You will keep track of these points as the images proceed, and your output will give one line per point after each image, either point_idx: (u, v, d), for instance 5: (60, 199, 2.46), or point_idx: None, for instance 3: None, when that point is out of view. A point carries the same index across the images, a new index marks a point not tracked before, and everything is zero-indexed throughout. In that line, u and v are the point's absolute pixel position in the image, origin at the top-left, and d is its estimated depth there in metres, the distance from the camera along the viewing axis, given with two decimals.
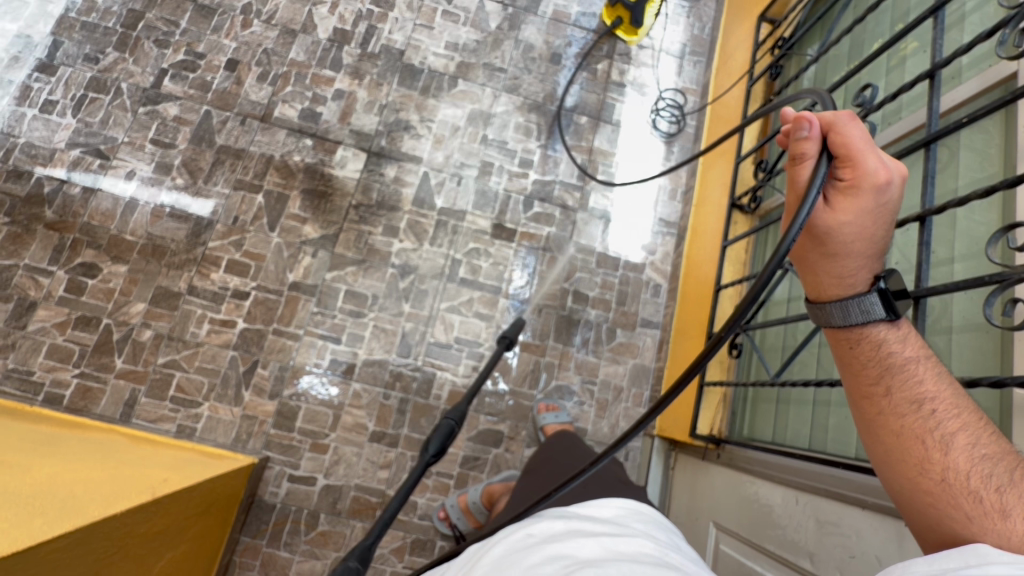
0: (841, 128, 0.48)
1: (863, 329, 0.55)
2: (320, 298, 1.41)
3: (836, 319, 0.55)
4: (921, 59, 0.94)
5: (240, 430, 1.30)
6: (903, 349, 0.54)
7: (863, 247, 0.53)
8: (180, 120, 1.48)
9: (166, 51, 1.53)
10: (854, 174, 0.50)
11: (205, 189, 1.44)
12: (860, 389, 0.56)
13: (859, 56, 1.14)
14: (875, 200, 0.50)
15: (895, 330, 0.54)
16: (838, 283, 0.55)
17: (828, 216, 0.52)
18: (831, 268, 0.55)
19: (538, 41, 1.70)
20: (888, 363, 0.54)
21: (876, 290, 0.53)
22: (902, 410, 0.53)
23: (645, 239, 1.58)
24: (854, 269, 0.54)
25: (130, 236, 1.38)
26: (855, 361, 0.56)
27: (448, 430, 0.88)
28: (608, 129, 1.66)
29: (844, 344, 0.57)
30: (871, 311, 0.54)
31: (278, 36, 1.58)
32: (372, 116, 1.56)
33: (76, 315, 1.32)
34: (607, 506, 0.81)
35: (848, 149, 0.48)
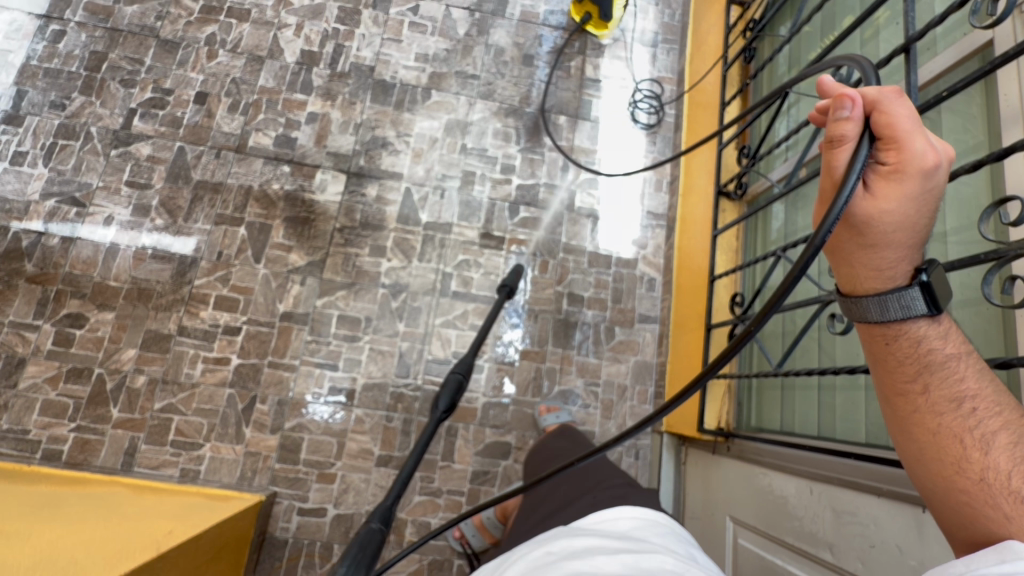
0: (886, 106, 0.41)
1: (903, 325, 0.50)
2: (313, 325, 1.39)
3: (873, 314, 0.50)
4: (894, 30, 0.92)
5: (245, 468, 1.28)
6: (944, 346, 0.50)
7: (905, 236, 0.47)
8: (154, 159, 1.46)
9: (133, 90, 1.50)
10: (898, 158, 0.43)
11: (185, 227, 1.42)
12: (893, 386, 0.53)
13: (833, 32, 1.12)
14: (920, 186, 0.44)
15: (936, 326, 0.50)
16: (876, 276, 0.49)
17: (867, 204, 0.45)
18: (867, 260, 0.49)
19: (508, 44, 1.68)
20: (928, 359, 0.50)
21: (918, 283, 0.47)
22: (940, 409, 0.50)
23: (635, 233, 1.56)
24: (894, 260, 0.48)
25: (114, 282, 1.36)
26: (889, 357, 0.52)
27: (456, 385, 0.94)
28: (587, 126, 1.64)
29: (879, 340, 0.52)
30: (912, 307, 0.48)
31: (245, 64, 1.56)
32: (348, 136, 1.54)
33: (67, 367, 1.30)
34: (622, 520, 0.79)
35: (892, 130, 0.42)
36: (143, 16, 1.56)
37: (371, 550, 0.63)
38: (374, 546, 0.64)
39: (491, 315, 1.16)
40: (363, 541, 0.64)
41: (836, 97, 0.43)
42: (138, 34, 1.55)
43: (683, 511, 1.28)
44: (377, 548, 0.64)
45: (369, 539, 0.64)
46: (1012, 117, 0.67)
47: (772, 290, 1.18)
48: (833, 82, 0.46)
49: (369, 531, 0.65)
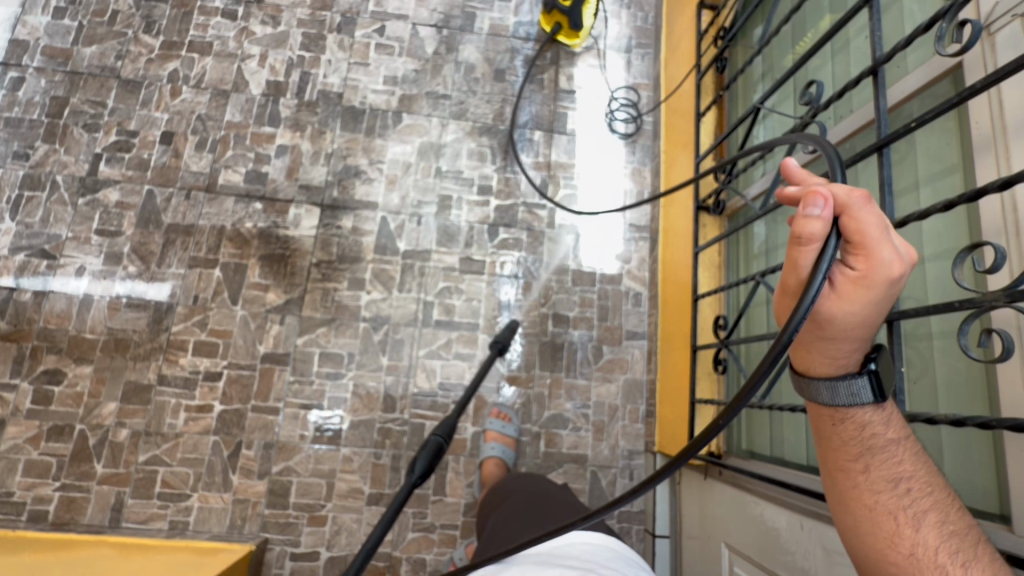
0: (856, 210, 0.42)
1: (849, 410, 0.52)
2: (295, 365, 1.37)
3: (824, 398, 0.53)
4: (864, 45, 0.89)
5: (234, 516, 1.27)
6: (885, 431, 0.52)
7: (862, 333, 0.48)
8: (123, 205, 1.43)
9: (97, 134, 1.47)
10: (866, 265, 0.44)
11: (159, 272, 1.39)
12: (836, 462, 0.54)
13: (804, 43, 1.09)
14: (883, 291, 0.45)
15: (880, 411, 0.52)
16: (829, 363, 0.52)
17: (833, 303, 0.46)
18: (825, 350, 0.51)
19: (479, 59, 1.63)
20: (869, 443, 0.52)
21: (868, 372, 0.50)
22: (877, 487, 0.52)
23: (618, 248, 1.53)
24: (848, 352, 0.50)
25: (90, 334, 1.34)
26: (834, 436, 0.54)
27: (434, 447, 0.84)
28: (563, 139, 1.60)
29: (826, 420, 0.54)
30: (859, 395, 0.51)
31: (210, 100, 1.53)
32: (320, 167, 1.50)
33: (48, 426, 1.28)
34: (587, 542, 0.74)
35: (861, 237, 0.43)
36: (102, 57, 1.52)
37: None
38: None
39: (485, 368, 1.14)
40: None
41: (808, 193, 0.43)
42: (99, 76, 1.51)
43: (680, 532, 1.26)
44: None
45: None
46: (984, 141, 0.64)
47: (756, 313, 1.11)
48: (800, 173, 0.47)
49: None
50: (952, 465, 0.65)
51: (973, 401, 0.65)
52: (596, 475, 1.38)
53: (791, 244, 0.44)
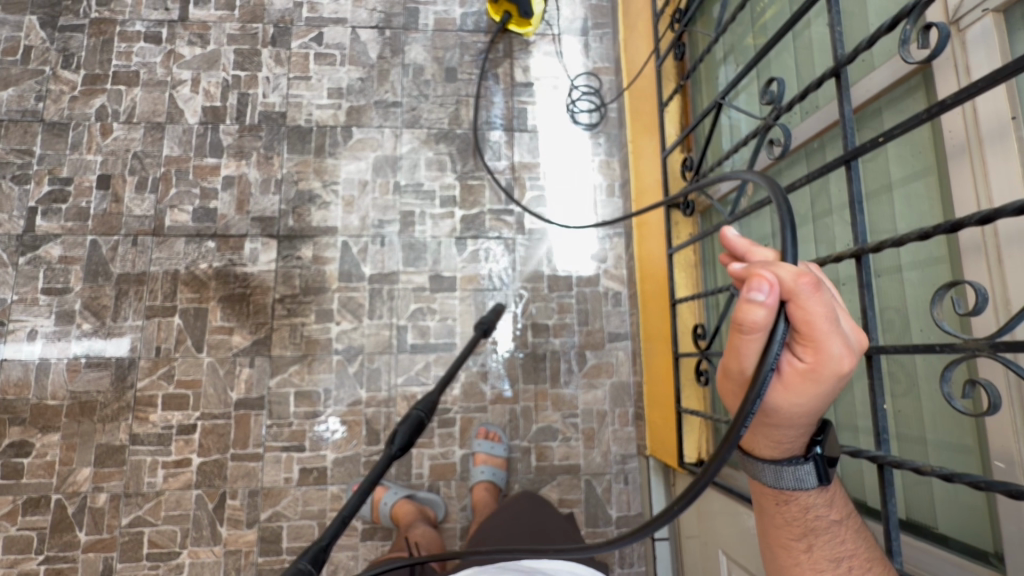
0: (805, 299, 0.36)
1: (794, 493, 0.50)
2: (271, 409, 1.32)
3: (768, 479, 0.49)
4: (825, 39, 0.81)
5: (228, 568, 1.25)
6: (829, 512, 0.51)
7: (807, 420, 0.44)
8: (68, 260, 1.35)
9: (29, 186, 1.38)
10: (815, 357, 0.39)
11: (116, 327, 1.33)
12: (778, 539, 0.53)
13: (763, 30, 1.00)
14: (833, 383, 0.40)
15: (824, 493, 0.50)
16: (774, 447, 0.48)
17: (779, 394, 0.41)
18: (769, 435, 0.46)
19: (427, 60, 1.53)
20: (813, 523, 0.51)
21: (813, 458, 0.47)
22: (821, 566, 0.51)
23: (593, 248, 1.48)
24: (793, 438, 0.46)
25: (53, 400, 1.29)
26: (777, 515, 0.52)
27: (415, 423, 0.78)
28: (525, 137, 1.52)
29: (769, 499, 0.52)
30: (804, 480, 0.48)
31: (145, 135, 1.43)
32: (272, 195, 1.42)
33: (22, 500, 1.24)
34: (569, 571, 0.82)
35: (811, 328, 0.37)
36: (21, 100, 1.41)
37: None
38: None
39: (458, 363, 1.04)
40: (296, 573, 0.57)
41: (751, 272, 0.36)
42: (20, 121, 1.40)
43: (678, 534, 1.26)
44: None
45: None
46: (959, 148, 0.58)
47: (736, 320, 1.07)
48: (747, 242, 0.41)
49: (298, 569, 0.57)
50: (941, 494, 0.61)
51: (960, 424, 0.61)
52: (590, 483, 1.36)
53: (733, 329, 0.38)
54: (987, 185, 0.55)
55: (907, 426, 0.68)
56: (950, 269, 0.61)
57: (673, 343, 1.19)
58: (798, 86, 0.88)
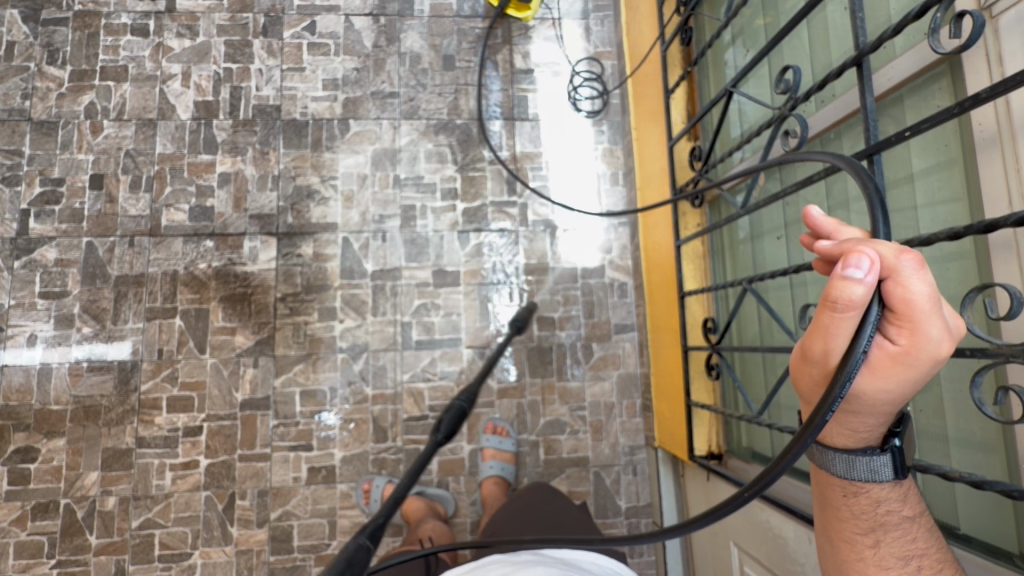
0: (905, 276, 0.35)
1: (867, 486, 0.47)
2: (277, 409, 1.32)
3: (837, 468, 0.48)
4: (842, 28, 0.78)
5: (240, 567, 1.26)
6: (901, 508, 0.49)
7: (890, 408, 0.43)
8: (64, 262, 1.33)
9: (20, 188, 1.35)
10: (910, 340, 0.37)
11: (116, 330, 1.31)
12: (841, 532, 0.51)
13: (775, 16, 0.96)
14: (928, 369, 0.39)
15: (898, 488, 0.48)
16: (849, 435, 0.46)
17: (866, 380, 0.40)
18: (844, 421, 0.45)
19: (424, 47, 1.49)
20: (883, 519, 0.48)
21: (891, 450, 0.46)
22: (887, 563, 0.49)
23: (598, 238, 1.45)
24: (871, 426, 0.45)
25: (56, 405, 1.28)
26: (845, 507, 0.50)
27: (459, 411, 0.94)
28: (526, 126, 1.48)
29: (836, 491, 0.50)
30: (879, 472, 0.46)
31: (136, 132, 1.39)
32: (269, 192, 1.39)
33: (31, 505, 1.24)
34: (592, 562, 0.71)
35: (908, 308, 0.36)
36: (7, 98, 1.37)
37: (360, 565, 0.54)
38: (363, 564, 0.54)
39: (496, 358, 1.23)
40: (349, 557, 0.54)
41: (849, 250, 0.36)
42: (7, 120, 1.36)
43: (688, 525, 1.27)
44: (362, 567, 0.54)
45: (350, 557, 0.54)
46: (988, 139, 0.56)
47: (747, 314, 1.06)
48: (838, 225, 0.41)
49: (356, 547, 0.55)
50: (965, 493, 0.62)
51: (985, 425, 0.60)
52: (600, 475, 1.37)
53: (825, 307, 0.38)
54: (1018, 178, 0.53)
55: (930, 423, 0.67)
56: (976, 266, 0.59)
57: (682, 337, 1.17)
58: (813, 77, 0.85)
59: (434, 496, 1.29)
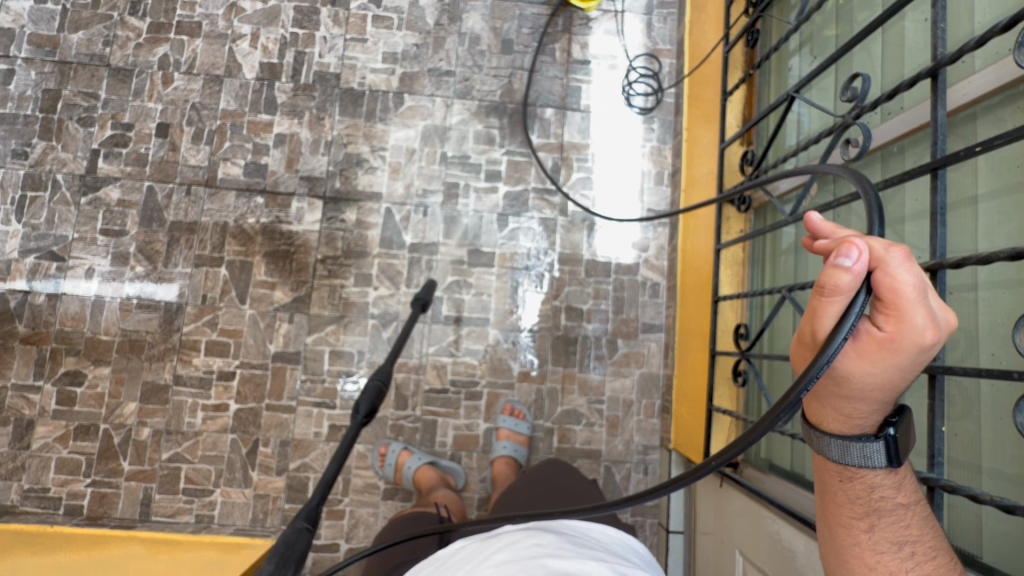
0: (892, 267, 0.39)
1: (861, 471, 0.50)
2: (306, 364, 1.37)
3: (834, 454, 0.51)
4: (919, 40, 0.76)
5: (256, 510, 1.32)
6: (896, 495, 0.51)
7: (882, 394, 0.46)
8: (125, 203, 1.40)
9: (93, 129, 1.42)
10: (895, 327, 0.41)
11: (166, 272, 1.38)
12: (838, 517, 0.54)
13: (849, 26, 0.94)
14: (911, 355, 0.43)
15: (892, 476, 0.51)
16: (845, 421, 0.49)
17: (853, 362, 0.44)
18: (839, 408, 0.48)
19: (484, 30, 1.50)
20: (877, 504, 0.51)
21: (884, 438, 0.48)
22: (881, 548, 0.52)
23: (635, 235, 1.45)
24: (865, 413, 0.48)
25: (105, 335, 1.36)
26: (841, 492, 0.53)
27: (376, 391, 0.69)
28: (577, 117, 1.48)
29: (833, 476, 0.53)
30: (871, 458, 0.49)
31: (203, 87, 1.45)
32: (321, 156, 1.44)
33: (74, 425, 1.33)
34: (602, 531, 0.72)
35: (895, 297, 0.40)
36: (89, 43, 1.45)
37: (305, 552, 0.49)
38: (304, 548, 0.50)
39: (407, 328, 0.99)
40: (288, 542, 0.50)
41: (842, 242, 0.40)
42: (88, 65, 1.44)
43: (694, 531, 1.26)
44: (307, 551, 0.50)
45: (294, 541, 0.49)
46: None
47: (781, 325, 1.05)
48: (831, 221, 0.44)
49: (297, 532, 0.50)
50: (992, 522, 0.60)
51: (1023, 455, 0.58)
52: (610, 469, 1.37)
53: (816, 292, 0.41)
54: None
55: (961, 451, 0.66)
56: None
57: (711, 341, 1.17)
58: (882, 90, 0.82)
59: (445, 468, 1.32)
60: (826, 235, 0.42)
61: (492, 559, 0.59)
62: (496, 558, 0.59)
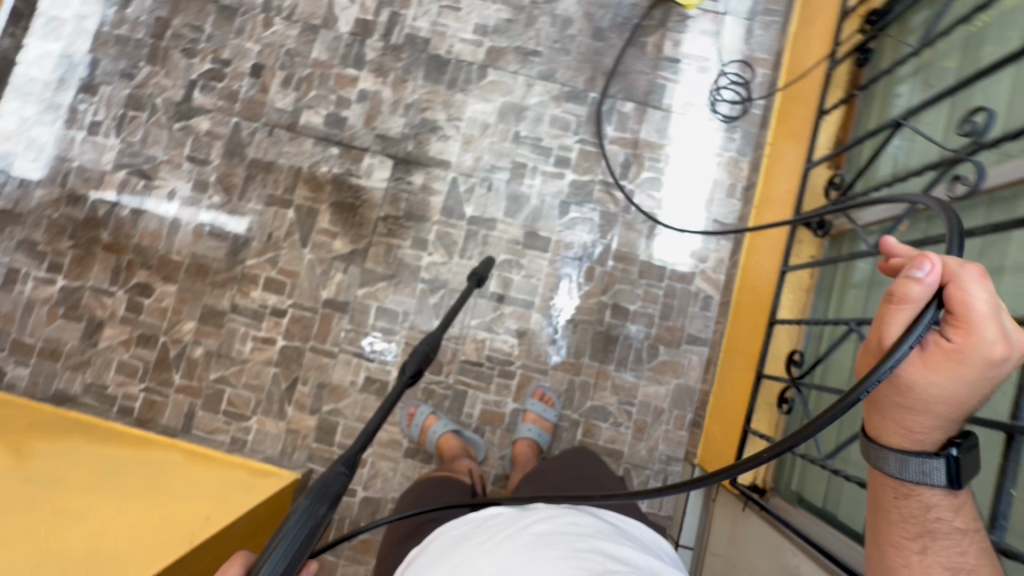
0: (965, 282, 0.46)
1: (917, 487, 0.54)
2: (353, 315, 1.42)
3: (890, 467, 0.55)
4: None
5: (286, 443, 1.39)
6: (953, 519, 0.53)
7: (946, 409, 0.51)
8: (213, 135, 1.48)
9: (194, 61, 1.50)
10: (964, 340, 0.47)
11: (239, 206, 1.45)
12: (890, 535, 0.56)
13: (975, 56, 0.87)
14: (979, 370, 0.48)
15: (949, 498, 0.53)
16: (905, 435, 0.54)
17: (920, 372, 0.50)
18: (901, 419, 0.53)
19: (579, 14, 1.48)
20: (932, 525, 0.54)
21: (945, 457, 0.51)
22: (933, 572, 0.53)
23: (695, 244, 1.41)
24: (926, 427, 0.52)
25: (176, 256, 1.45)
26: (896, 510, 0.56)
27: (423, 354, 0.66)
28: (657, 116, 1.45)
29: (889, 491, 0.56)
30: (930, 474, 0.52)
31: (300, 34, 1.50)
32: (398, 117, 1.47)
33: (137, 333, 1.43)
34: (632, 524, 0.73)
35: (966, 309, 0.46)
36: None
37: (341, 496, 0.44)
38: (341, 490, 0.44)
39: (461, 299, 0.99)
40: (325, 481, 0.44)
41: (917, 258, 0.47)
42: None
43: (704, 548, 1.24)
44: (343, 495, 0.44)
45: (331, 482, 0.44)
46: None
47: (840, 360, 1.01)
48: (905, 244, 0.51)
49: (338, 473, 0.45)
50: None
51: None
52: (629, 472, 1.36)
53: (887, 300, 0.48)
54: None
55: None
56: None
57: (760, 362, 1.14)
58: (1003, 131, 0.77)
59: (468, 439, 1.34)
60: (903, 257, 0.50)
61: (535, 528, 0.62)
62: (539, 528, 0.62)
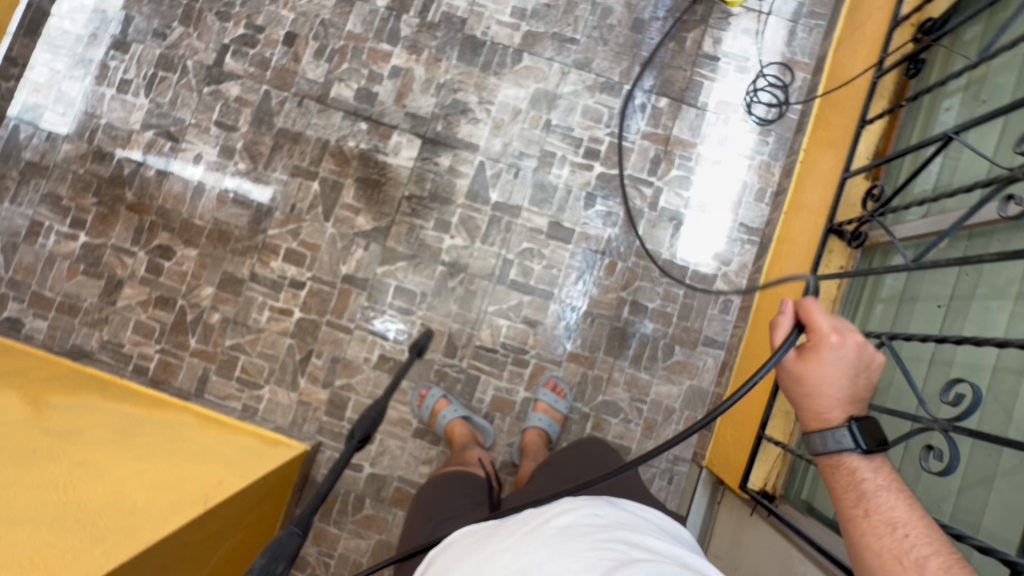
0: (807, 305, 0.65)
1: (839, 456, 0.63)
2: (371, 292, 1.42)
3: (817, 445, 0.64)
4: None
5: (297, 414, 1.40)
6: (874, 476, 0.61)
7: (833, 393, 0.64)
8: (242, 101, 1.47)
9: (227, 25, 1.49)
10: (818, 341, 0.64)
11: (264, 174, 1.45)
12: (841, 511, 0.61)
13: None
14: (835, 358, 0.63)
15: (867, 460, 0.62)
16: (818, 419, 0.65)
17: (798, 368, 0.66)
18: (808, 408, 0.66)
19: (619, 4, 1.46)
20: (863, 487, 0.61)
21: (848, 425, 0.62)
22: (879, 530, 0.58)
23: (719, 246, 1.41)
24: (828, 410, 0.64)
25: (199, 220, 1.44)
26: (835, 484, 0.63)
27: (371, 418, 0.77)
28: (691, 113, 1.43)
29: (824, 469, 0.64)
30: (843, 441, 0.62)
31: (335, 5, 1.48)
32: (429, 97, 1.45)
33: (156, 294, 1.43)
34: (654, 516, 0.74)
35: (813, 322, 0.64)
36: None
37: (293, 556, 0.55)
38: (292, 551, 0.55)
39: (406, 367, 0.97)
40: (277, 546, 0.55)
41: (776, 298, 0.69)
42: None
43: (706, 547, 1.25)
44: (296, 552, 0.56)
45: (285, 542, 0.55)
46: None
47: None
48: None
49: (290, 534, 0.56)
50: None
51: None
52: None
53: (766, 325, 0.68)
54: None
55: None
56: None
57: None
58: None
59: (478, 425, 1.34)
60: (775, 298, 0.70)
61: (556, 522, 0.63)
62: (561, 522, 0.62)
